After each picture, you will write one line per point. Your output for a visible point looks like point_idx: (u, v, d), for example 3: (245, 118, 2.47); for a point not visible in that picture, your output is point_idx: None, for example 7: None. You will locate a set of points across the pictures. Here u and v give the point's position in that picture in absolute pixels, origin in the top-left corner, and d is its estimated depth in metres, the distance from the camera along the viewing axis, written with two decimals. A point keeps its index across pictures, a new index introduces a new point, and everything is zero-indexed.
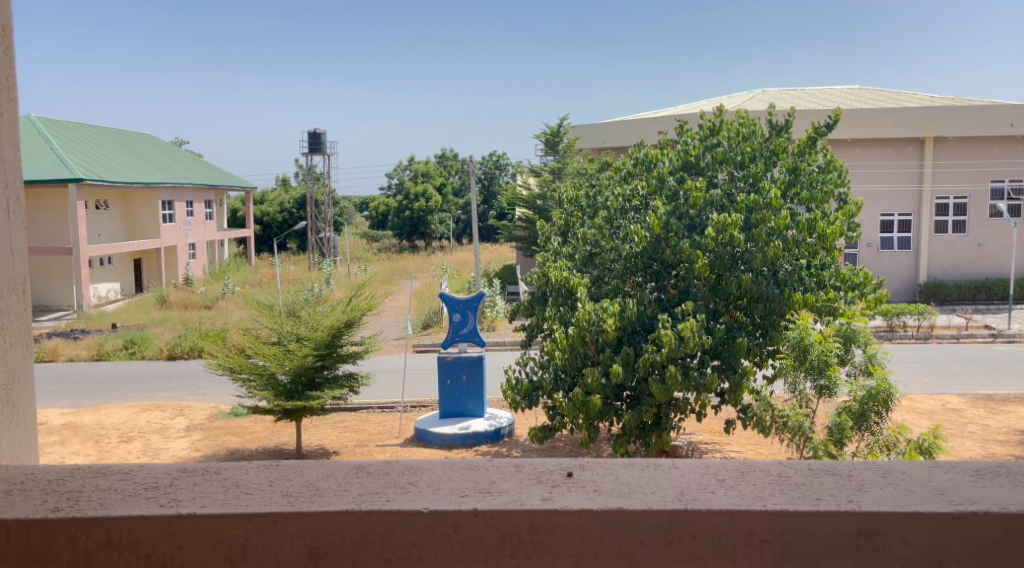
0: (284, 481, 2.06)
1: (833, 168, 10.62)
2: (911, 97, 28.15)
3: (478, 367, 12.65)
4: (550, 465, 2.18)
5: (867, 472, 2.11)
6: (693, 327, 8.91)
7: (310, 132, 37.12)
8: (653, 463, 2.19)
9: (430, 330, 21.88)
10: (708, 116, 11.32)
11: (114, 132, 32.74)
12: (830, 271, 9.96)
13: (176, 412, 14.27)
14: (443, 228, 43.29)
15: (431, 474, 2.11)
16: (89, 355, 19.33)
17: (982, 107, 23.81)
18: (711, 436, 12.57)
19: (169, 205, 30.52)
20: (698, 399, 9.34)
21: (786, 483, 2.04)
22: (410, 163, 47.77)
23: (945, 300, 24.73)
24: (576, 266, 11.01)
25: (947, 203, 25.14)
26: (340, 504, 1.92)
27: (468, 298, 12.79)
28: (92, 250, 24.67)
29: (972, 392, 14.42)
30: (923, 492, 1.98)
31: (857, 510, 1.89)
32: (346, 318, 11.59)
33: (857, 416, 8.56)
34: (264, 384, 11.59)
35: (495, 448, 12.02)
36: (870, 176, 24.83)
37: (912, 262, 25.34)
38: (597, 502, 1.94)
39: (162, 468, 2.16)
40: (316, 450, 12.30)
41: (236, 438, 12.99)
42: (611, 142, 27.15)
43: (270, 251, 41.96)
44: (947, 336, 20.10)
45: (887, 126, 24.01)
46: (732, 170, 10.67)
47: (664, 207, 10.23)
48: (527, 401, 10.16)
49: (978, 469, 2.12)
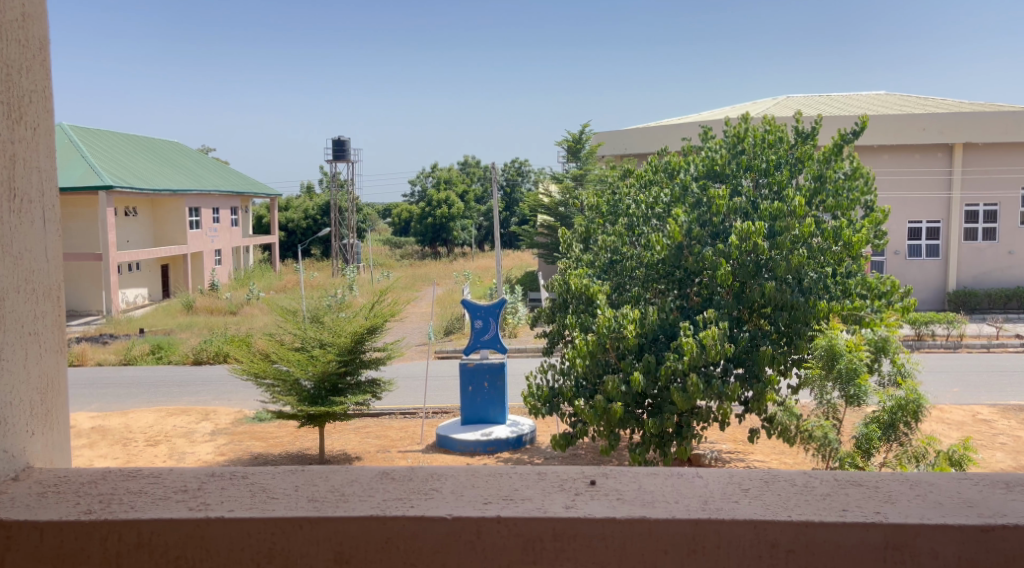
0: (311, 486, 2.08)
1: (860, 175, 10.54)
2: (939, 103, 27.82)
3: (500, 374, 12.71)
4: (574, 473, 2.18)
5: (894, 484, 2.10)
6: (715, 335, 8.86)
7: (334, 139, 37.33)
8: (676, 471, 2.18)
9: (452, 338, 21.87)
10: (734, 123, 11.31)
11: (142, 140, 33.18)
12: (856, 279, 9.97)
13: (201, 416, 14.40)
14: (465, 235, 43.53)
15: (455, 481, 2.13)
16: (117, 359, 19.59)
17: (1012, 114, 23.54)
18: (735, 445, 12.52)
19: (195, 211, 30.83)
20: (721, 409, 9.31)
21: (812, 494, 2.03)
22: (432, 171, 47.97)
23: (975, 308, 24.45)
24: (597, 273, 11.04)
25: (977, 211, 24.82)
26: (364, 509, 1.94)
27: (489, 306, 12.82)
28: (121, 256, 24.92)
29: (1003, 404, 14.17)
30: (953, 504, 1.96)
31: (885, 522, 1.88)
32: (369, 325, 11.57)
33: (886, 427, 8.47)
34: (288, 389, 11.74)
35: (517, 455, 12.01)
36: (899, 183, 24.54)
37: (941, 270, 25.16)
38: (619, 510, 1.94)
39: (192, 471, 2.19)
40: (339, 455, 12.36)
41: (260, 442, 13.10)
42: (634, 149, 27.07)
43: (295, 257, 42.31)
44: (977, 345, 19.90)
45: (915, 132, 23.73)
46: (756, 177, 10.57)
47: (687, 215, 10.21)
48: (547, 407, 10.23)
49: (1009, 482, 2.09)
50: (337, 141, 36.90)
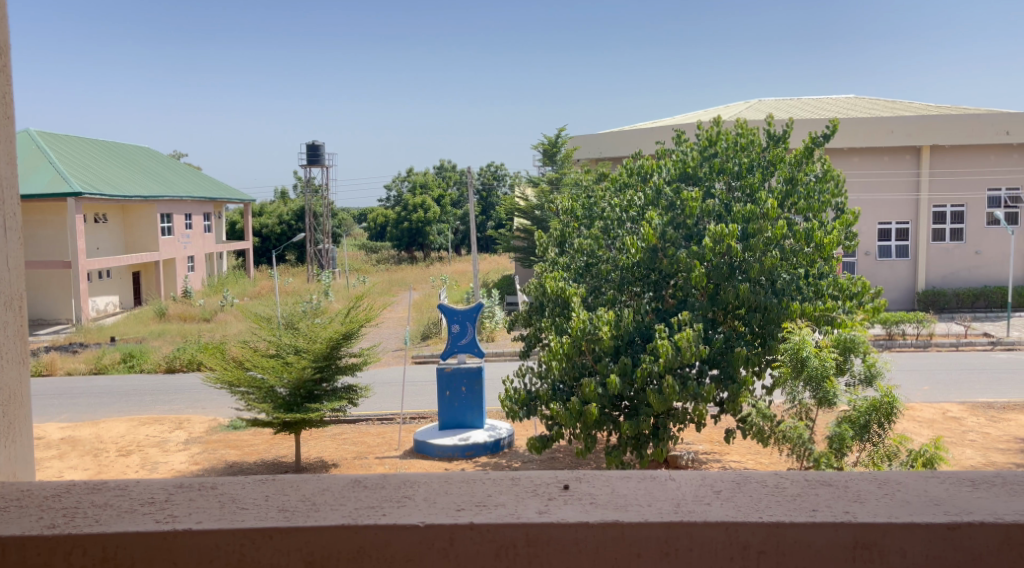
0: (281, 496, 2.06)
1: (831, 177, 10.61)
2: (908, 107, 28.20)
3: (477, 378, 12.67)
4: (547, 478, 2.19)
5: (862, 482, 2.13)
6: (690, 337, 8.92)
7: (309, 144, 37.12)
8: (649, 475, 2.20)
9: (429, 342, 21.89)
10: (705, 127, 11.39)
11: (112, 146, 32.83)
12: (828, 280, 10.08)
13: (174, 425, 14.25)
14: (442, 238, 43.52)
15: (428, 488, 2.12)
16: (87, 368, 19.34)
17: (977, 115, 23.89)
18: (712, 446, 12.63)
19: (167, 217, 30.51)
20: (696, 410, 9.35)
21: (783, 494, 2.05)
22: (409, 175, 47.93)
23: (944, 307, 24.79)
24: (572, 276, 11.07)
25: (944, 211, 25.19)
26: (336, 518, 1.92)
27: (466, 310, 12.79)
28: (91, 263, 24.58)
29: (971, 401, 14.42)
30: (920, 502, 1.99)
31: (855, 521, 1.90)
32: (344, 330, 11.51)
33: (859, 427, 8.55)
34: (263, 397, 11.58)
35: (495, 459, 12.00)
36: (868, 186, 24.87)
37: (911, 270, 25.45)
38: (592, 514, 1.95)
39: (158, 483, 2.16)
40: (315, 462, 12.28)
41: (235, 451, 12.98)
42: (609, 152, 27.26)
43: (269, 263, 42.02)
44: (946, 344, 20.19)
45: (883, 135, 24.06)
46: (729, 180, 10.70)
47: (661, 217, 10.28)
48: (524, 410, 10.22)
49: (973, 480, 2.13)
50: (311, 146, 36.73)
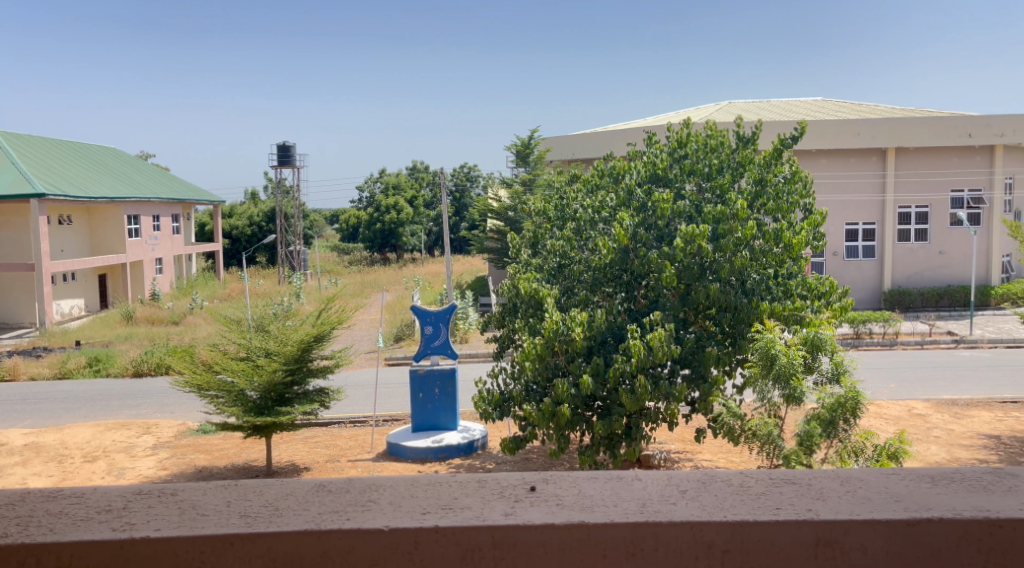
0: (243, 502, 2.04)
1: (798, 178, 10.72)
2: (874, 109, 28.60)
3: (450, 380, 12.65)
4: (514, 480, 2.18)
5: (825, 481, 2.14)
6: (661, 337, 8.96)
7: (279, 145, 36.83)
8: (616, 476, 2.20)
9: (401, 344, 21.83)
10: (675, 129, 11.45)
11: (77, 146, 32.35)
12: (797, 280, 10.18)
13: (142, 430, 14.06)
14: (414, 240, 43.40)
15: (393, 492, 2.11)
16: (51, 373, 19.02)
17: (941, 118, 24.29)
18: (684, 445, 12.70)
19: (134, 219, 30.09)
20: (668, 409, 9.40)
21: (747, 493, 2.07)
22: (381, 176, 47.73)
23: (909, 307, 25.16)
24: (545, 277, 11.08)
25: (909, 212, 25.56)
26: (299, 524, 1.91)
27: (440, 311, 12.76)
28: (55, 266, 24.18)
29: (936, 398, 14.65)
30: (880, 499, 2.01)
31: (816, 520, 1.91)
32: (315, 332, 11.42)
33: (826, 424, 8.65)
34: (233, 400, 11.46)
35: (468, 461, 11.98)
36: (835, 187, 25.18)
37: (877, 270, 25.77)
38: (557, 516, 1.95)
39: (116, 491, 2.13)
40: (287, 466, 12.17)
41: (204, 455, 12.83)
42: (582, 154, 27.35)
43: (239, 265, 41.62)
44: (912, 342, 20.49)
45: (850, 137, 24.38)
46: (699, 181, 10.78)
47: (632, 218, 10.33)
48: (497, 411, 10.21)
49: (933, 476, 2.16)
50: (282, 147, 36.45)
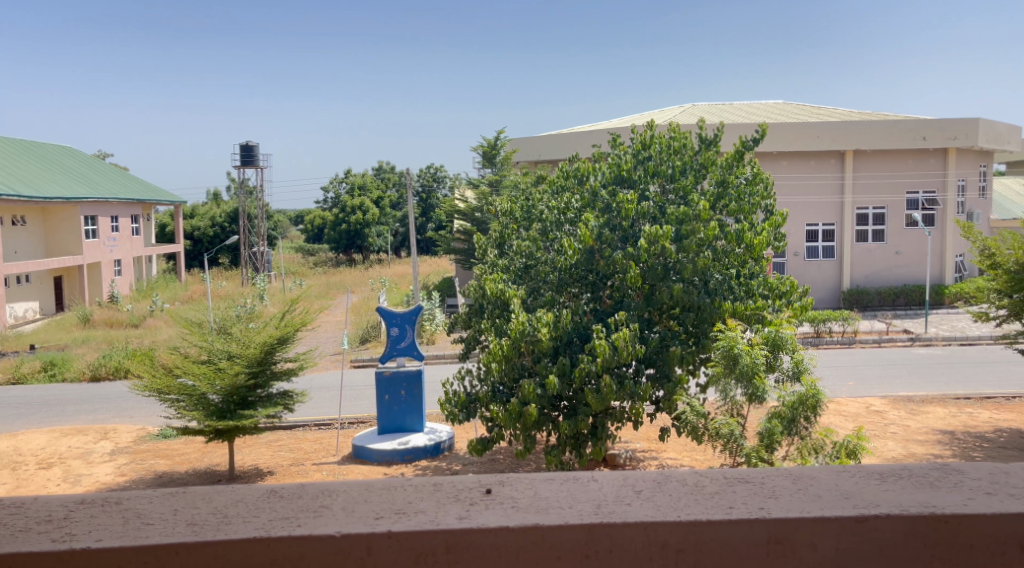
0: (191, 509, 2.01)
1: (760, 180, 10.84)
2: (833, 112, 29.06)
3: (417, 382, 12.64)
4: (469, 483, 2.18)
5: (778, 479, 2.17)
6: (626, 337, 9.01)
7: (242, 145, 36.41)
8: (571, 477, 2.20)
9: (367, 346, 21.70)
10: (639, 131, 11.51)
11: (31, 145, 31.69)
12: (759, 280, 10.29)
13: (99, 436, 13.80)
14: (380, 241, 43.15)
15: (346, 496, 2.09)
16: (5, 378, 18.58)
17: (897, 122, 24.77)
18: (649, 444, 12.79)
19: (91, 220, 29.54)
20: (633, 408, 9.45)
21: (701, 493, 2.08)
22: (346, 177, 47.40)
23: (867, 306, 25.58)
24: (512, 278, 11.08)
25: (867, 213, 25.98)
26: (248, 532, 1.88)
27: (406, 312, 12.71)
28: (8, 268, 23.65)
29: (893, 395, 14.92)
30: (830, 496, 2.04)
31: (768, 518, 1.93)
32: (279, 335, 11.30)
33: (787, 421, 8.77)
34: (194, 404, 11.30)
35: (435, 462, 11.94)
36: (796, 188, 25.53)
37: (837, 270, 26.15)
38: (512, 518, 1.94)
39: (59, 500, 2.08)
40: (249, 470, 12.04)
41: (165, 461, 12.63)
42: (548, 154, 27.41)
43: (201, 267, 41.06)
44: (870, 340, 20.83)
45: (810, 139, 24.74)
46: (663, 182, 10.86)
47: (597, 219, 10.37)
48: (464, 413, 10.18)
49: (882, 472, 2.19)
50: (245, 147, 36.06)
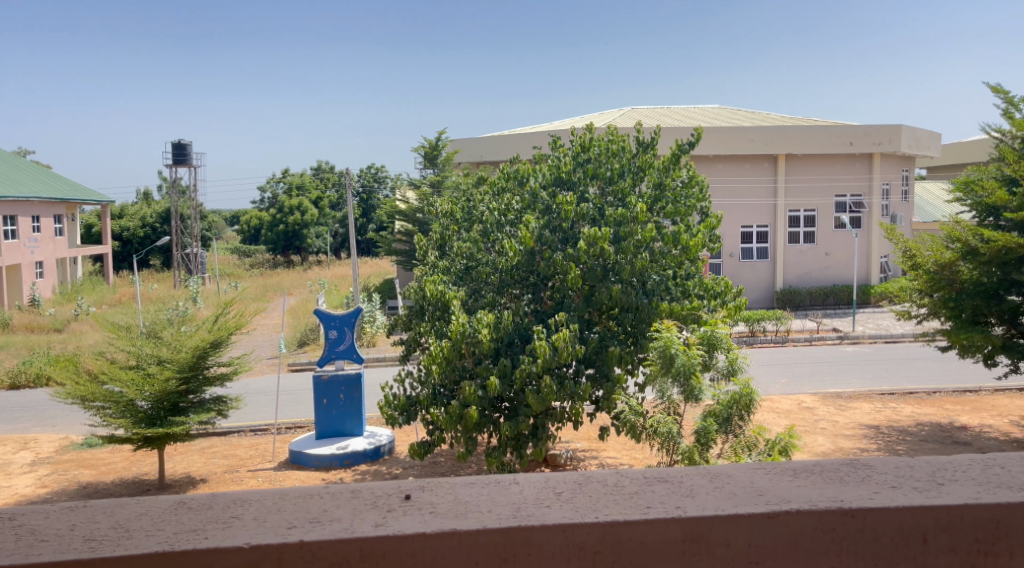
0: (91, 524, 1.93)
1: (696, 182, 11.00)
2: (765, 117, 29.71)
3: (356, 385, 12.49)
4: (388, 488, 2.15)
5: (696, 478, 2.19)
6: (566, 338, 9.05)
7: (174, 144, 35.49)
8: (492, 480, 2.19)
9: (304, 349, 21.36)
10: (580, 133, 11.55)
11: None
12: (695, 280, 10.45)
13: (19, 446, 13.28)
14: (319, 242, 42.53)
15: (259, 506, 2.03)
16: None
17: (825, 127, 25.46)
18: (590, 443, 12.89)
19: (11, 221, 28.43)
20: (572, 408, 9.49)
21: (620, 492, 2.09)
22: (283, 177, 46.60)
23: (799, 305, 26.25)
24: (452, 279, 11.02)
25: (798, 216, 26.68)
26: (151, 546, 1.82)
27: (344, 315, 12.55)
28: None
29: (823, 392, 15.32)
30: (745, 493, 2.07)
31: (684, 516, 1.95)
32: (212, 338, 11.04)
33: (722, 420, 8.92)
34: (122, 412, 10.96)
35: (373, 467, 11.81)
36: (730, 191, 26.03)
37: (770, 270, 26.75)
38: (430, 524, 1.92)
39: None
40: (180, 479, 11.73)
41: (90, 470, 12.23)
42: (489, 155, 27.39)
43: (130, 269, 39.89)
44: (801, 339, 21.35)
45: (744, 142, 25.25)
46: (602, 185, 10.93)
47: (537, 221, 10.39)
48: (404, 416, 10.09)
49: (796, 469, 2.23)
50: (177, 146, 35.19)
